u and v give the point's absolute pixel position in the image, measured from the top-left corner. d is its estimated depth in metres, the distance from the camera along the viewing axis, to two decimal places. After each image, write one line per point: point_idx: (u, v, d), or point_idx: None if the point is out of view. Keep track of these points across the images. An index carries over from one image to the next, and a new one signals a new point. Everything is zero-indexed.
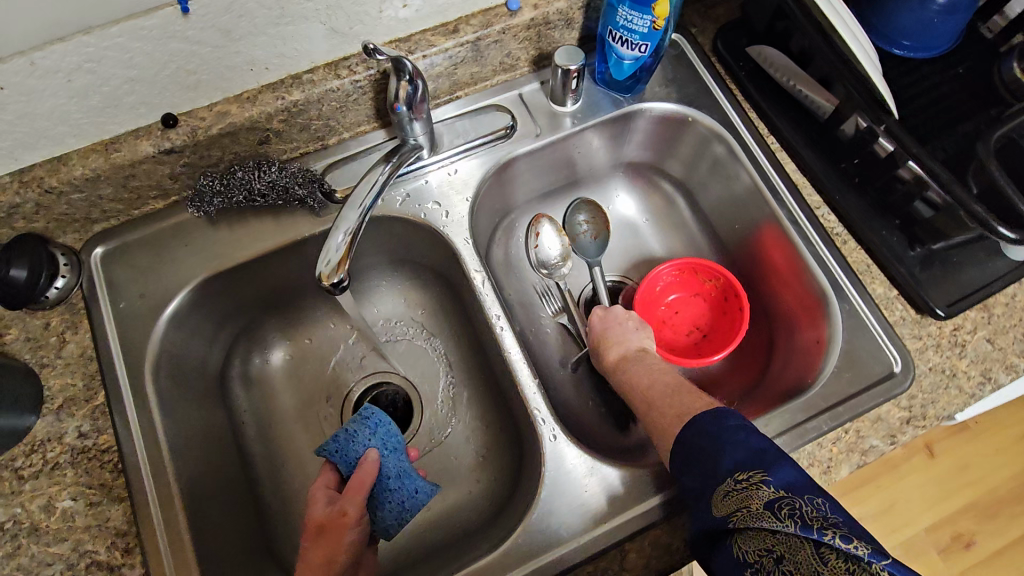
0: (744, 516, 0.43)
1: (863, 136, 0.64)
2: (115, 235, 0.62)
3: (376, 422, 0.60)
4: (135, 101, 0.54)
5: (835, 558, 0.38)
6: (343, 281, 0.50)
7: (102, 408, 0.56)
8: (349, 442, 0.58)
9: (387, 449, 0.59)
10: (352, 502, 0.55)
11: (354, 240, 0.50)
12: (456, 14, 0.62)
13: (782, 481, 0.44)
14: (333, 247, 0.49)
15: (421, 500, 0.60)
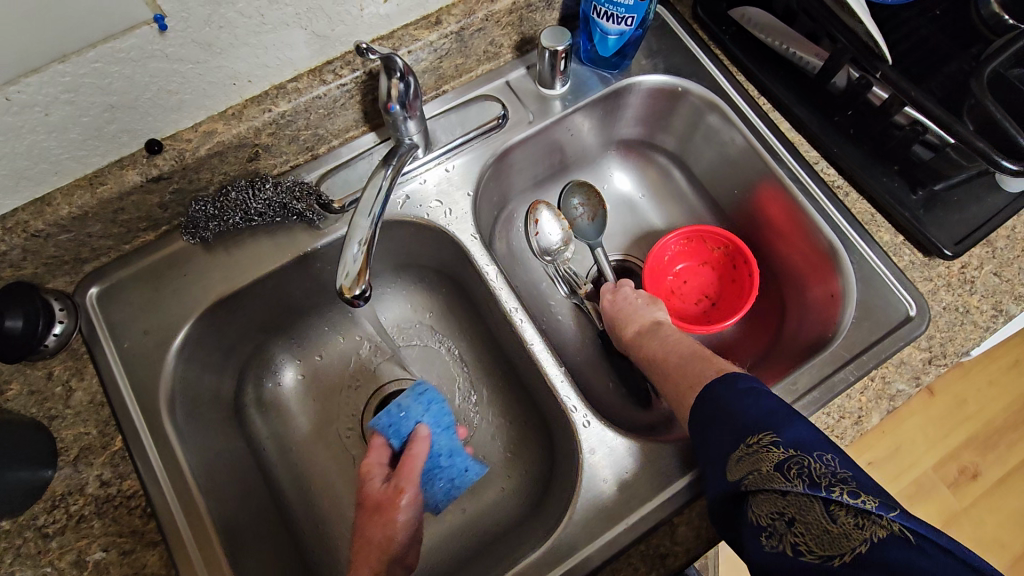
0: (755, 479, 0.45)
1: (856, 88, 0.64)
2: (110, 272, 0.60)
3: (428, 400, 0.61)
4: (117, 129, 0.51)
5: (845, 514, 0.40)
6: (365, 294, 0.47)
7: (121, 453, 0.54)
8: (401, 418, 0.60)
9: (439, 428, 0.61)
10: (407, 481, 0.57)
11: (370, 249, 0.48)
12: (437, 5, 0.60)
13: (792, 439, 0.45)
14: (350, 257, 0.47)
15: (470, 478, 0.64)
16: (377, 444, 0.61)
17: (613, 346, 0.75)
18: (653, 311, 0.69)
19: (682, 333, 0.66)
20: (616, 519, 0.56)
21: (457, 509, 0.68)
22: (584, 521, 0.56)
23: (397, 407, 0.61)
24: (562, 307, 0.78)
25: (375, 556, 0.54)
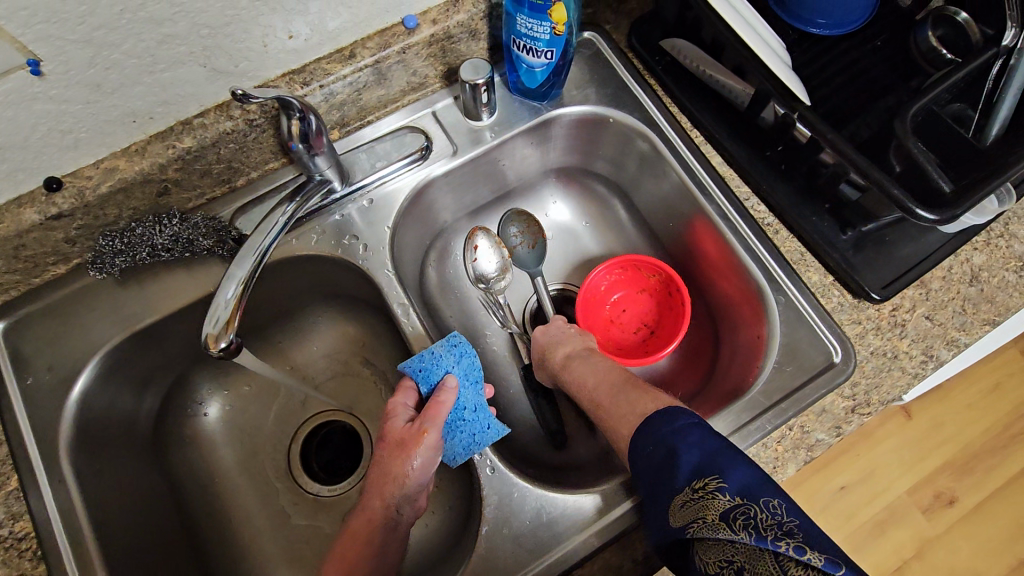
0: (699, 524, 0.41)
1: (784, 122, 0.62)
2: (19, 306, 0.59)
3: (460, 350, 0.57)
4: (9, 169, 0.51)
5: (794, 568, 0.35)
6: (233, 341, 0.49)
7: (15, 493, 0.53)
8: (432, 365, 0.56)
9: (468, 380, 0.57)
10: (429, 428, 0.54)
11: (246, 292, 0.50)
12: (350, 38, 0.59)
13: (736, 486, 0.41)
14: (221, 302, 0.48)
15: (492, 439, 0.57)
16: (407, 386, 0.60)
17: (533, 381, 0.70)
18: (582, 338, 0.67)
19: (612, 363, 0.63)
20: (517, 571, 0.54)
21: None
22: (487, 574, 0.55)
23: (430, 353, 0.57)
24: (497, 339, 0.76)
25: (388, 492, 0.56)
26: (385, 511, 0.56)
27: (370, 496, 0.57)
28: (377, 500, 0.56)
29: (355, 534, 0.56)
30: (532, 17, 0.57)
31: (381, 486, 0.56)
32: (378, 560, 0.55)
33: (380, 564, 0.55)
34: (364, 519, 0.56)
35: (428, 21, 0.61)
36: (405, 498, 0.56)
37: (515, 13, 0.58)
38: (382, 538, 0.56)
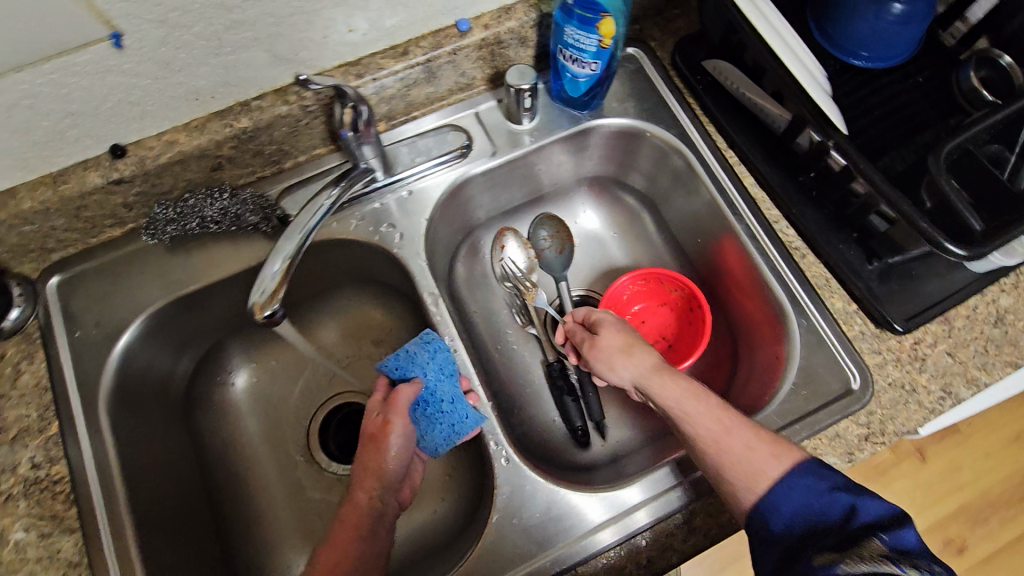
0: (856, 561, 0.40)
1: (818, 150, 0.62)
2: (73, 263, 0.63)
3: (434, 346, 0.62)
4: (79, 133, 0.54)
5: None
6: (277, 311, 0.52)
7: (55, 438, 0.56)
8: (407, 364, 0.61)
9: (443, 374, 0.61)
10: (392, 419, 0.59)
11: (292, 267, 0.52)
12: (405, 36, 0.62)
13: (896, 541, 0.42)
14: (266, 275, 0.50)
15: (470, 428, 0.60)
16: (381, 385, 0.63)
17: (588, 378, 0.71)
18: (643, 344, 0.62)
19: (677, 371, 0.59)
20: (521, 562, 0.56)
21: None
22: (492, 562, 0.56)
23: (404, 352, 0.62)
24: (519, 337, 0.78)
25: (369, 485, 0.58)
26: (371, 505, 0.58)
27: (354, 492, 0.58)
28: (359, 495, 0.58)
29: (342, 529, 0.55)
30: (581, 29, 0.59)
31: (363, 480, 0.59)
32: (366, 557, 0.54)
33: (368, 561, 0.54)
34: (351, 514, 0.57)
35: (480, 26, 0.64)
36: (386, 488, 0.59)
37: (563, 23, 0.59)
38: (370, 532, 0.56)
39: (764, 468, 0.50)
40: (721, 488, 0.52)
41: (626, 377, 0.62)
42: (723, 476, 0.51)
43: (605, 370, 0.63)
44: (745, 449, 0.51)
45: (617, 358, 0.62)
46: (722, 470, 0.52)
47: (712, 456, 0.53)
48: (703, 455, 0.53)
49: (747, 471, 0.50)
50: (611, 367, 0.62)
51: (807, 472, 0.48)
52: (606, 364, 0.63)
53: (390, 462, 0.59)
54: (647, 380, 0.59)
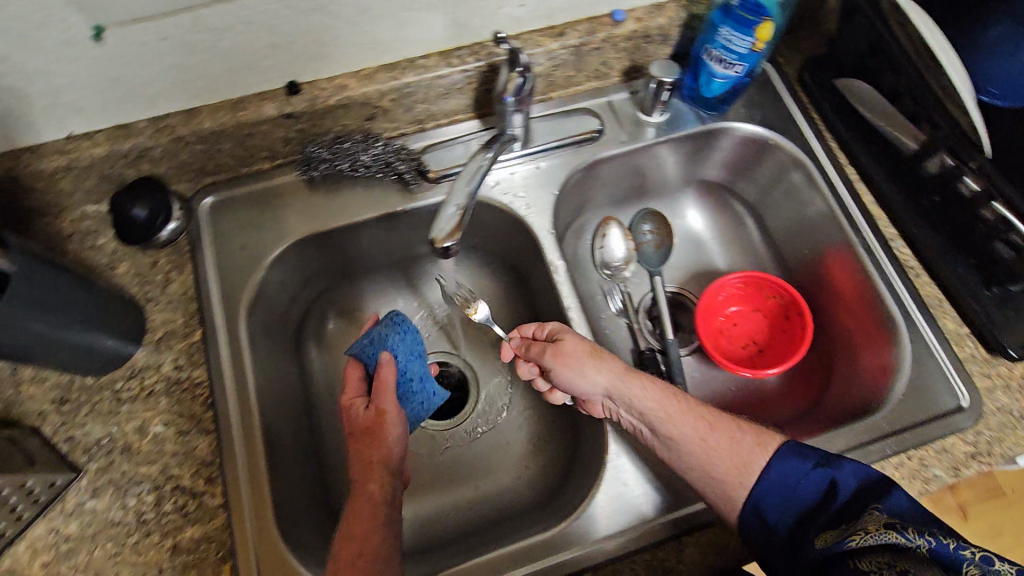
0: (862, 536, 0.45)
1: (948, 174, 0.64)
2: (226, 187, 0.67)
3: (404, 326, 0.62)
4: (268, 65, 0.58)
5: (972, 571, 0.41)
6: (453, 246, 0.52)
7: (197, 344, 0.61)
8: (379, 344, 0.61)
9: (412, 355, 0.62)
10: (387, 408, 0.58)
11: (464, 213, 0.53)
12: (564, 19, 0.66)
13: (891, 509, 0.47)
14: (444, 217, 0.52)
15: (436, 404, 0.64)
16: (353, 381, 0.62)
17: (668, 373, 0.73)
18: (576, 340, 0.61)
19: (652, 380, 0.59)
20: (627, 526, 0.58)
21: (470, 485, 0.70)
22: (597, 522, 0.58)
23: (384, 332, 0.61)
24: (611, 325, 0.79)
25: (376, 477, 0.55)
26: (379, 496, 0.54)
27: (358, 487, 0.54)
28: (369, 488, 0.54)
29: (356, 518, 0.52)
30: (736, 30, 0.62)
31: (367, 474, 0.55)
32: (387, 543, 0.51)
33: (390, 552, 0.51)
34: (362, 505, 0.53)
35: (633, 18, 0.68)
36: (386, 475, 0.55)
37: (720, 23, 0.63)
38: (382, 519, 0.53)
39: (752, 458, 0.54)
40: (710, 488, 0.55)
41: (597, 386, 0.60)
42: (713, 473, 0.55)
43: (574, 379, 0.60)
44: (730, 443, 0.55)
45: (587, 366, 0.59)
46: (713, 468, 0.55)
47: (701, 456, 0.55)
48: (693, 456, 0.56)
49: (736, 463, 0.54)
50: (580, 374, 0.59)
51: (791, 455, 0.54)
52: (576, 372, 0.60)
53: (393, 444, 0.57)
54: (623, 388, 0.58)
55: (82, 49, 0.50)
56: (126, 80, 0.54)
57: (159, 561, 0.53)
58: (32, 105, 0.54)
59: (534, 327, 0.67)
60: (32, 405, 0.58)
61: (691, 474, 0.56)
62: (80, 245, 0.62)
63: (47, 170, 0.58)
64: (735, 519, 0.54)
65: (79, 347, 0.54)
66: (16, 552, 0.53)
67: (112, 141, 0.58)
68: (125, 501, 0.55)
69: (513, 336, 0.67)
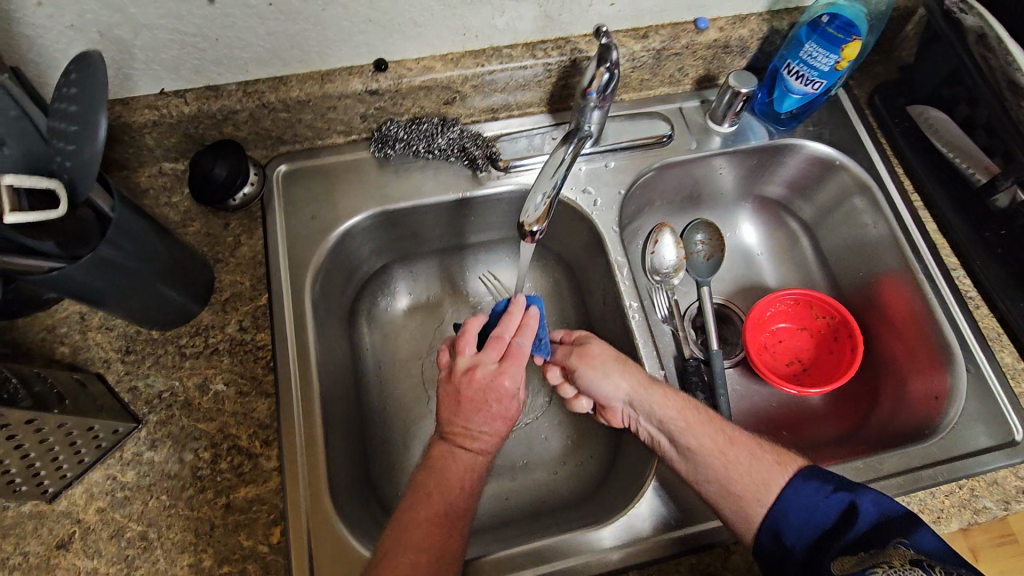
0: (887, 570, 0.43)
1: (1018, 209, 0.65)
2: (299, 158, 0.68)
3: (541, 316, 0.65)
4: (362, 41, 0.59)
5: None
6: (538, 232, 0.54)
7: (262, 308, 0.62)
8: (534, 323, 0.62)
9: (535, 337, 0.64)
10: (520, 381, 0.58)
11: (550, 204, 0.54)
12: (648, 22, 0.67)
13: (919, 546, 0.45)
14: (532, 204, 0.53)
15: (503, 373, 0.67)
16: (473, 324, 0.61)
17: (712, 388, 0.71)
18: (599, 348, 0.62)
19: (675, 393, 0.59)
20: (677, 527, 0.57)
21: (509, 476, 0.70)
22: (649, 521, 0.58)
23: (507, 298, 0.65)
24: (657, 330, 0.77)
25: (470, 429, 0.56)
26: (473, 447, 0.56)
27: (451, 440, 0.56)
28: (460, 442, 0.55)
29: (433, 473, 0.53)
30: (821, 46, 0.63)
31: (462, 430, 0.56)
32: (460, 499, 0.52)
33: (466, 505, 0.52)
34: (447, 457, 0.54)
35: (715, 27, 0.68)
36: (485, 425, 0.56)
37: (805, 38, 0.64)
38: (466, 472, 0.54)
39: (771, 478, 0.53)
40: (727, 503, 0.53)
41: (619, 391, 0.60)
42: (731, 488, 0.53)
43: (598, 382, 0.61)
44: (749, 459, 0.54)
45: (611, 369, 0.60)
46: (730, 482, 0.53)
47: (718, 469, 0.54)
48: (710, 468, 0.55)
49: (754, 479, 0.53)
50: (604, 376, 0.60)
51: (810, 478, 0.52)
52: (601, 374, 0.60)
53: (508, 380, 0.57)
54: (644, 395, 0.58)
55: (194, 7, 0.51)
56: (226, 42, 0.55)
57: (212, 517, 0.53)
58: (133, 58, 0.55)
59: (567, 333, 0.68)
60: (98, 352, 0.58)
61: (707, 486, 0.55)
62: (155, 200, 0.64)
63: (136, 124, 0.59)
64: (753, 539, 0.52)
65: (151, 298, 0.54)
66: (73, 495, 0.53)
67: (201, 101, 0.59)
68: (182, 455, 0.55)
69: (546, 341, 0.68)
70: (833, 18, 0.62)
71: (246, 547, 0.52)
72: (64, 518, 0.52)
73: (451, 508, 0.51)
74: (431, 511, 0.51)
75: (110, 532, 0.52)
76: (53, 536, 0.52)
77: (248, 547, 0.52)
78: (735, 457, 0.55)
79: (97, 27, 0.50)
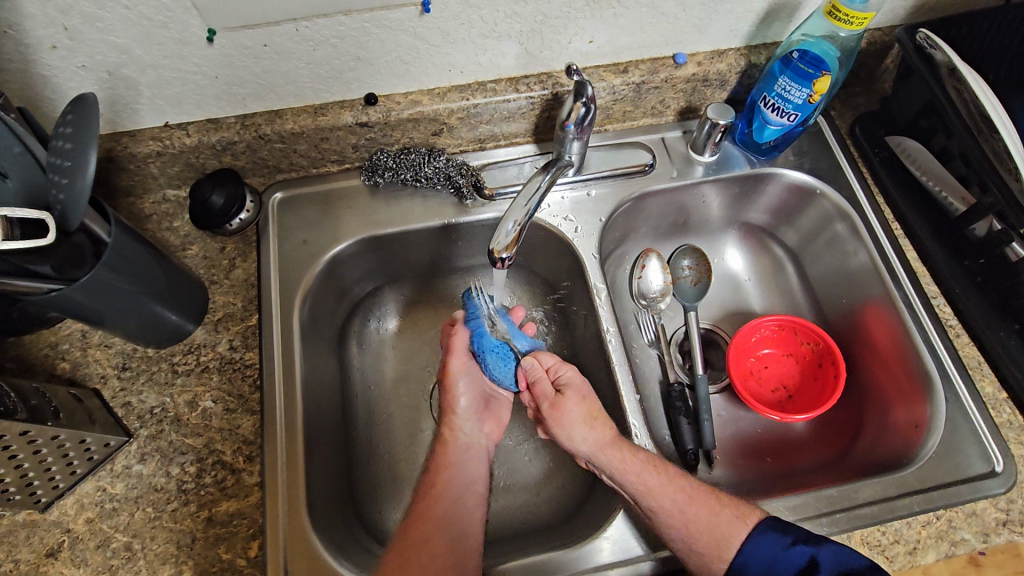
0: None
1: (995, 239, 0.66)
2: (294, 185, 0.71)
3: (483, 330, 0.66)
4: (353, 77, 0.63)
5: None
6: (508, 258, 0.57)
7: (252, 329, 0.64)
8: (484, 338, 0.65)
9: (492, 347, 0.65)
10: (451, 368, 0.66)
11: (521, 230, 0.57)
12: (628, 57, 0.69)
13: None
14: (503, 231, 0.56)
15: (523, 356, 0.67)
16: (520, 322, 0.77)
17: (692, 411, 0.71)
18: (573, 403, 0.61)
19: (638, 454, 0.58)
20: (643, 552, 0.58)
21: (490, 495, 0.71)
22: (615, 545, 0.58)
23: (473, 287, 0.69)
24: (641, 354, 0.78)
25: (449, 422, 0.65)
26: (451, 429, 0.65)
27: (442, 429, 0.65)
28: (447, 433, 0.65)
29: (434, 469, 0.61)
30: (794, 81, 0.65)
31: (445, 419, 0.66)
32: (456, 483, 0.60)
33: (459, 499, 0.58)
34: (441, 448, 0.63)
35: (694, 62, 0.71)
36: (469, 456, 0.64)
37: (779, 73, 0.66)
38: (462, 461, 0.62)
39: (730, 533, 0.54)
40: (690, 559, 0.54)
41: (582, 452, 0.60)
42: (694, 545, 0.54)
43: (567, 438, 0.61)
44: (709, 516, 0.55)
45: (576, 428, 0.60)
46: (693, 541, 0.54)
47: (680, 529, 0.54)
48: (672, 527, 0.54)
49: (714, 537, 0.54)
50: (569, 438, 0.60)
51: (769, 529, 0.53)
52: (565, 435, 0.60)
53: (461, 399, 0.66)
54: (604, 458, 0.58)
55: (194, 48, 0.55)
56: (225, 79, 0.59)
57: (194, 530, 0.55)
58: (139, 95, 0.59)
59: (551, 360, 0.66)
60: (96, 368, 0.61)
61: (672, 544, 0.55)
62: (157, 225, 0.68)
63: (141, 154, 0.63)
64: None
65: (148, 318, 0.57)
66: (64, 506, 0.55)
67: (201, 133, 0.63)
68: (169, 469, 0.57)
69: (525, 360, 0.65)
70: (803, 54, 0.64)
71: (225, 560, 0.54)
72: (54, 528, 0.55)
73: (435, 505, 0.57)
74: (422, 510, 0.57)
75: (97, 542, 0.54)
76: (43, 545, 0.54)
77: (227, 560, 0.54)
78: (696, 519, 0.54)
79: (106, 67, 0.55)
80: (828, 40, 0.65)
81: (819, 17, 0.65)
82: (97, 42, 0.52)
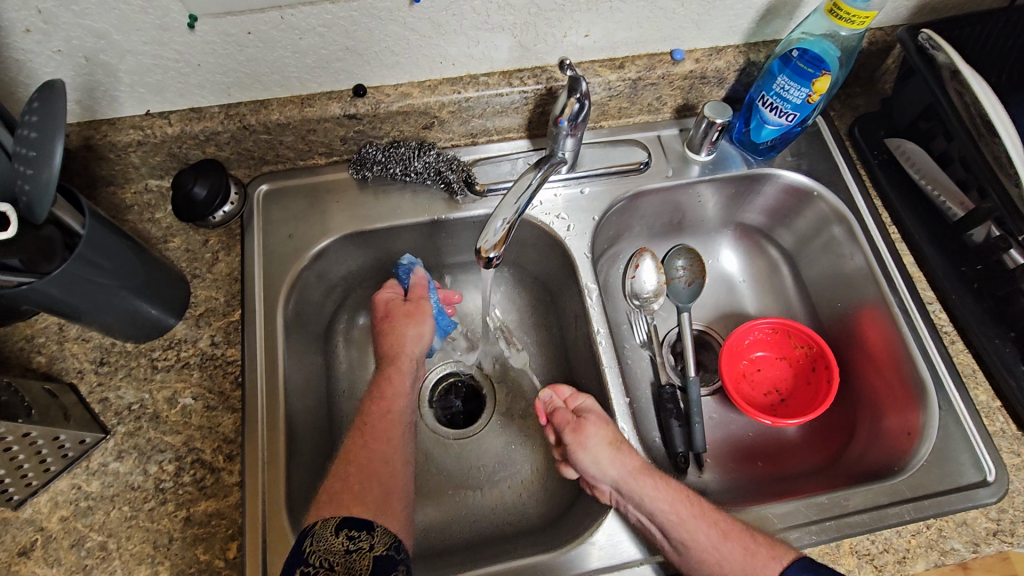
0: None
1: (994, 245, 0.65)
2: (281, 177, 0.70)
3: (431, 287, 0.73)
4: (340, 67, 0.61)
5: None
6: (496, 258, 0.56)
7: (235, 325, 0.63)
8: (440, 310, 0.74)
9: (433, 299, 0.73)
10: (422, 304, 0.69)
11: (510, 228, 0.56)
12: (624, 53, 0.68)
13: None
14: (491, 230, 0.55)
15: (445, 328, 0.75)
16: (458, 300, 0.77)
17: (681, 415, 0.70)
18: (598, 421, 0.61)
19: (670, 483, 0.57)
20: (632, 558, 0.57)
21: (477, 496, 0.70)
22: (603, 551, 0.57)
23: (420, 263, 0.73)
24: (633, 355, 0.77)
25: (407, 353, 0.66)
26: (406, 361, 0.66)
27: (395, 358, 0.65)
28: (403, 362, 0.65)
29: (382, 396, 0.62)
30: (793, 80, 0.64)
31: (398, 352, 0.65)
32: (404, 412, 0.62)
33: (405, 430, 0.60)
34: (393, 375, 0.64)
35: (691, 59, 0.69)
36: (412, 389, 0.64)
37: (778, 71, 0.65)
38: (408, 391, 0.63)
39: (764, 575, 0.51)
40: None
41: (608, 478, 0.57)
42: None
43: (588, 465, 0.59)
44: (744, 555, 0.52)
45: (603, 454, 0.58)
46: None
47: (712, 567, 0.52)
48: (705, 564, 0.53)
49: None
50: (596, 463, 0.58)
51: (802, 569, 0.50)
52: (591, 459, 0.58)
53: (422, 337, 0.68)
54: (634, 486, 0.56)
55: (175, 34, 0.53)
56: (208, 67, 0.57)
57: (171, 530, 0.54)
58: (119, 81, 0.57)
59: (569, 391, 0.66)
60: (73, 363, 0.60)
61: None
62: (138, 216, 0.67)
63: (121, 143, 0.61)
64: None
65: (127, 313, 0.56)
66: (38, 504, 0.54)
67: (184, 123, 0.61)
68: (146, 467, 0.56)
69: (545, 393, 0.66)
70: (803, 53, 0.63)
71: (202, 560, 0.53)
72: (27, 526, 0.53)
73: (390, 432, 0.59)
74: (376, 432, 0.58)
75: (71, 542, 0.53)
76: (15, 543, 0.53)
77: (204, 561, 0.53)
78: (731, 554, 0.52)
79: (83, 52, 0.53)
80: (828, 38, 0.63)
81: (819, 15, 0.63)
82: (72, 26, 0.50)
